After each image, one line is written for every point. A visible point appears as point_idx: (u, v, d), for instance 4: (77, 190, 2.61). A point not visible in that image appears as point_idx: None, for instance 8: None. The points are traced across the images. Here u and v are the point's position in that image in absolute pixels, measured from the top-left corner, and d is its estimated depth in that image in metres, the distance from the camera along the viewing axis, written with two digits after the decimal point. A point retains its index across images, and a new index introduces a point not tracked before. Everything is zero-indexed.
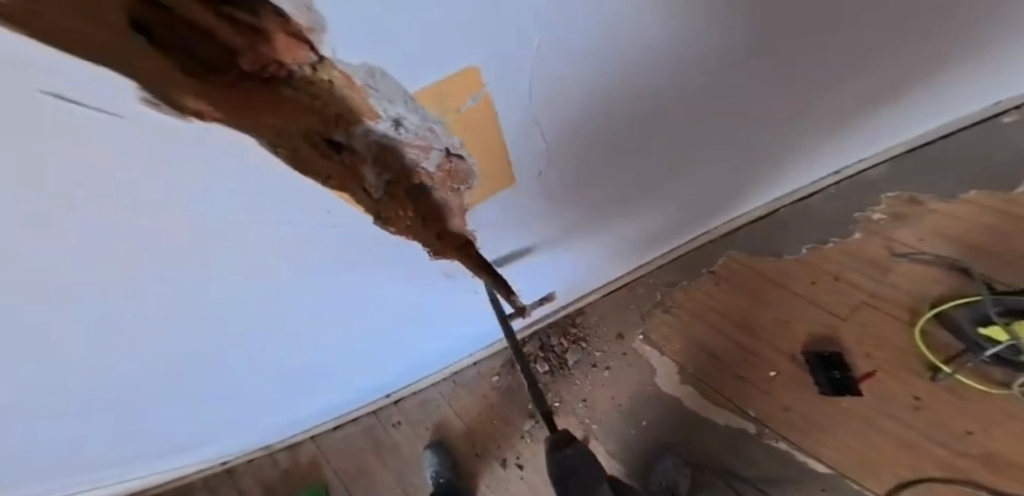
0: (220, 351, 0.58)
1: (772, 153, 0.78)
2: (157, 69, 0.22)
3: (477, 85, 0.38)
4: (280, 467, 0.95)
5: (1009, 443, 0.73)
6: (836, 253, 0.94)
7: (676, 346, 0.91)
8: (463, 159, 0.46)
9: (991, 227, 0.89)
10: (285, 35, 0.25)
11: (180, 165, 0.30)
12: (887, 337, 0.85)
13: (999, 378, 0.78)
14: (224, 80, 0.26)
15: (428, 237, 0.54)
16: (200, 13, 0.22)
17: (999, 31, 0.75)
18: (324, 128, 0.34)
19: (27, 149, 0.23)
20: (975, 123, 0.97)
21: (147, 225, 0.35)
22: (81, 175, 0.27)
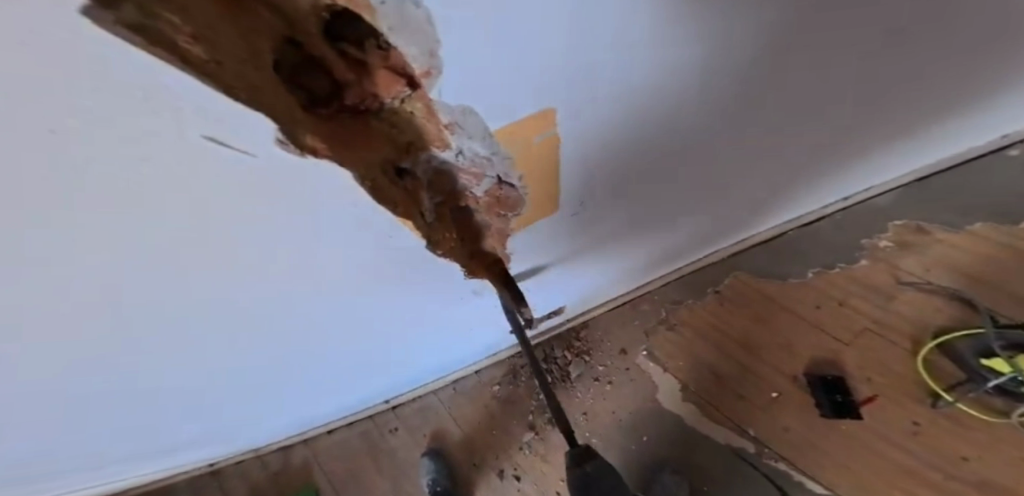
0: (226, 355, 0.56)
1: (785, 178, 0.80)
2: (282, 105, 0.25)
3: (548, 125, 0.45)
4: (269, 470, 0.93)
5: (1006, 471, 0.74)
6: (842, 278, 0.95)
7: (678, 363, 0.89)
8: (514, 188, 0.50)
9: (995, 260, 0.91)
10: (384, 71, 0.32)
11: (288, 191, 0.34)
12: (890, 363, 0.86)
13: (998, 407, 0.79)
14: (327, 112, 0.31)
15: (462, 258, 0.55)
16: (319, 46, 0.28)
17: (1010, 72, 0.78)
18: (396, 156, 0.37)
19: (182, 168, 0.28)
20: (974, 158, 1.01)
21: (243, 237, 0.39)
22: (213, 192, 0.32)
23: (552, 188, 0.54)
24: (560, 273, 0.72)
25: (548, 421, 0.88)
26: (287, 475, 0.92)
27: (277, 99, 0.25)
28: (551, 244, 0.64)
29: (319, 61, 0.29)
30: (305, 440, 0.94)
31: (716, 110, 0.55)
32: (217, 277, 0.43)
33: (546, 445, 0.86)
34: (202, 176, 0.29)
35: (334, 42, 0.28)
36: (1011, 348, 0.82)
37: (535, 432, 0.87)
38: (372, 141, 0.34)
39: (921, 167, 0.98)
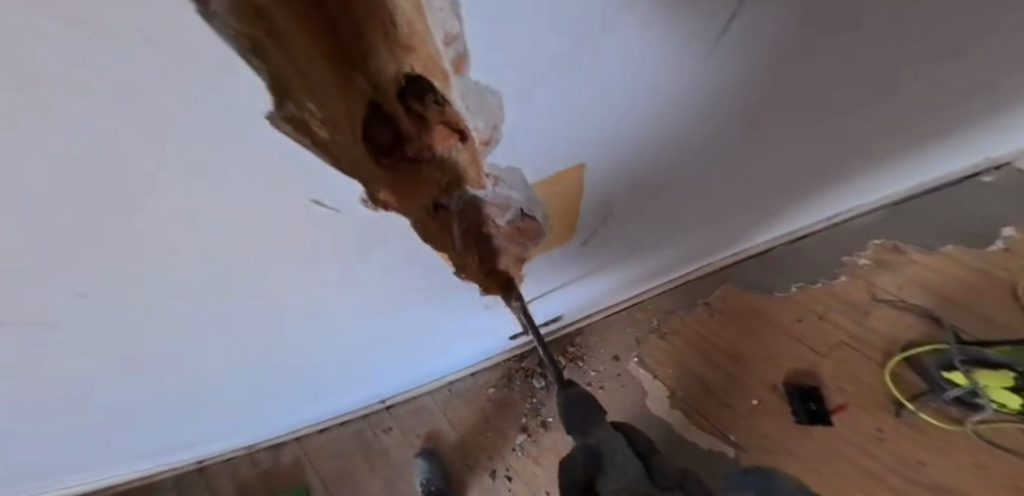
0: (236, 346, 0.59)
1: (782, 199, 0.85)
2: (366, 167, 0.33)
3: (578, 176, 0.53)
4: (259, 467, 0.92)
5: (955, 476, 0.80)
6: (823, 294, 1.00)
7: (668, 371, 0.93)
8: (534, 221, 0.58)
9: (961, 281, 0.99)
10: (441, 125, 0.38)
11: (347, 237, 0.44)
12: (862, 375, 0.92)
13: (955, 416, 0.86)
14: (390, 162, 0.37)
15: (481, 277, 0.64)
16: (394, 105, 0.34)
17: (989, 110, 0.84)
18: (438, 194, 0.45)
19: (277, 215, 0.38)
20: (944, 184, 1.09)
21: (297, 266, 0.48)
22: (293, 233, 0.41)
23: (571, 222, 0.62)
24: (569, 287, 0.82)
25: (541, 424, 0.90)
26: (277, 474, 0.92)
27: (362, 164, 0.32)
28: (564, 270, 0.75)
29: (389, 116, 0.35)
30: (297, 439, 0.94)
31: (729, 133, 0.58)
32: (235, 270, 0.45)
33: (538, 447, 0.89)
34: (290, 222, 0.39)
35: (402, 99, 0.34)
36: (969, 362, 0.89)
37: (527, 435, 0.90)
38: (424, 186, 0.41)
39: (901, 189, 1.04)
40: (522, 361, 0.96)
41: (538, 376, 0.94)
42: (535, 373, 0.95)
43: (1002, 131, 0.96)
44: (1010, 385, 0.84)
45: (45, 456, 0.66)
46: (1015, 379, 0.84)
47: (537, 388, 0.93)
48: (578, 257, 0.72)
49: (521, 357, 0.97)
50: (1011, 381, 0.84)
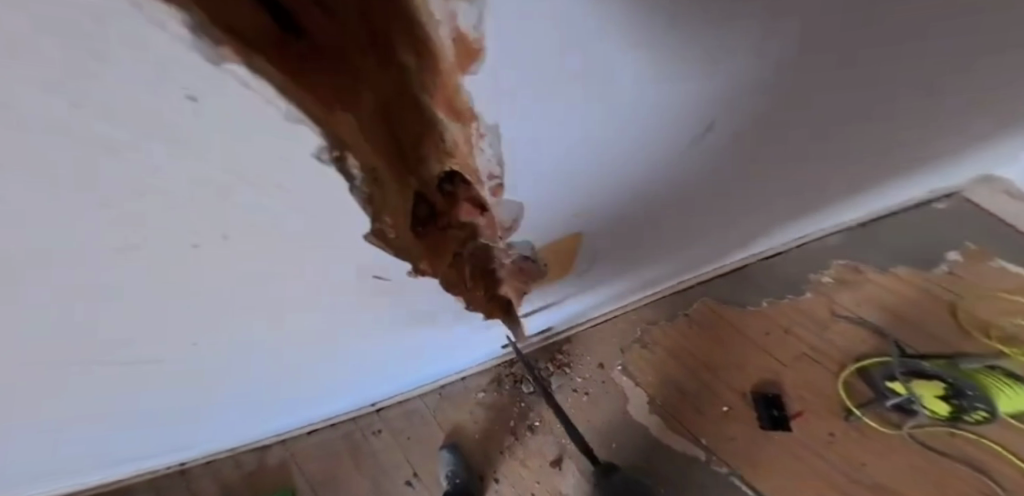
0: (251, 363, 0.62)
1: (764, 221, 0.92)
2: (409, 244, 0.50)
3: (575, 239, 0.68)
4: (243, 470, 0.92)
5: (892, 476, 0.90)
6: (790, 309, 1.09)
7: (649, 379, 1.00)
8: (537, 267, 0.71)
9: (908, 300, 1.10)
10: (466, 203, 0.53)
11: (381, 290, 0.58)
12: (819, 384, 1.01)
13: (895, 421, 0.96)
14: (426, 232, 0.53)
15: (485, 303, 0.77)
16: (434, 190, 0.49)
17: (948, 150, 0.93)
18: (459, 247, 0.60)
19: (333, 276, 0.50)
20: (898, 210, 1.20)
21: (329, 308, 0.57)
22: (337, 288, 0.53)
23: (566, 269, 0.76)
24: (561, 302, 0.90)
25: (528, 428, 0.96)
26: (261, 477, 0.92)
27: (410, 244, 0.50)
28: (559, 290, 0.85)
29: (430, 199, 0.49)
30: (285, 441, 0.96)
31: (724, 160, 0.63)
32: (273, 303, 0.52)
33: (525, 450, 0.93)
34: (340, 281, 0.52)
35: (440, 183, 0.49)
36: (907, 373, 0.99)
37: (516, 437, 0.95)
38: (447, 245, 0.57)
39: (860, 215, 1.14)
40: (512, 367, 1.03)
41: (527, 381, 1.01)
42: (523, 379, 1.02)
43: (951, 166, 1.06)
44: (940, 394, 0.95)
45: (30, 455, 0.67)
46: (945, 388, 0.95)
47: (525, 392, 1.00)
48: (574, 281, 0.83)
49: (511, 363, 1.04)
50: (941, 390, 0.95)
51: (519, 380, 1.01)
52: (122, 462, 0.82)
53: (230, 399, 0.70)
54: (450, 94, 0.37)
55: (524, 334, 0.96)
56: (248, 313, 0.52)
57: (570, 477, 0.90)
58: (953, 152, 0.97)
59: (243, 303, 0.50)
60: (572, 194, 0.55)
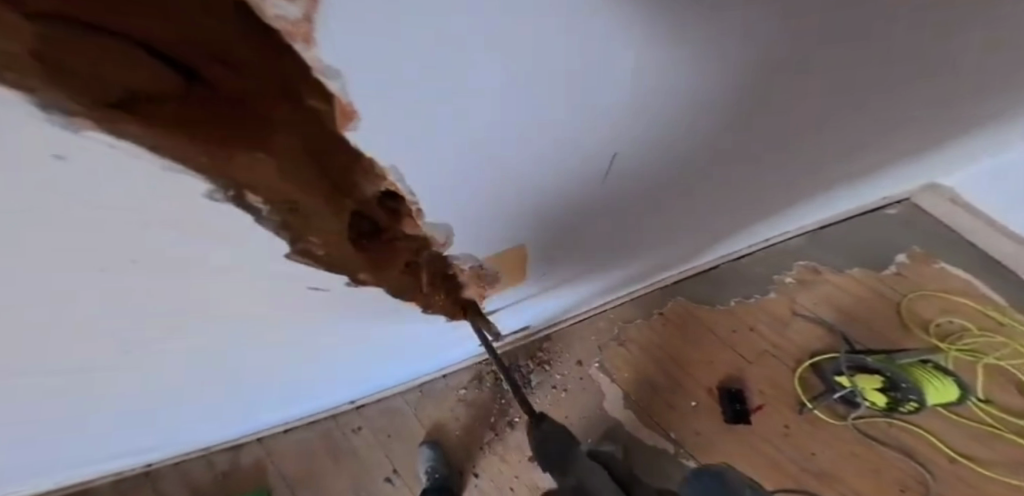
0: (242, 371, 0.69)
1: (734, 227, 0.96)
2: (345, 256, 0.50)
3: (521, 249, 0.65)
4: (216, 469, 1.02)
5: (836, 464, 0.99)
6: (756, 308, 1.15)
7: (625, 376, 1.06)
8: (494, 274, 0.69)
9: (861, 299, 1.19)
10: (410, 221, 0.48)
11: (342, 306, 0.61)
12: (778, 379, 1.08)
13: (841, 412, 1.05)
14: (369, 243, 0.51)
15: (448, 304, 0.74)
16: (372, 208, 0.44)
17: (901, 162, 0.98)
18: (407, 257, 0.56)
19: (299, 297, 0.55)
20: (860, 215, 1.27)
21: (317, 324, 0.64)
22: (314, 306, 0.59)
23: (523, 272, 0.73)
24: (533, 301, 0.88)
25: (508, 424, 1.06)
26: (239, 477, 1.02)
27: (346, 255, 0.49)
28: (528, 289, 0.81)
29: (369, 216, 0.46)
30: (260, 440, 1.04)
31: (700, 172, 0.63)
32: (258, 322, 0.58)
33: (504, 446, 1.04)
34: (303, 300, 0.56)
35: (381, 203, 0.44)
36: (852, 368, 1.09)
37: (494, 433, 1.05)
38: (393, 255, 0.55)
39: (823, 220, 1.20)
40: (491, 365, 1.09)
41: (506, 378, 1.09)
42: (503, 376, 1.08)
43: (907, 177, 1.12)
44: (878, 386, 1.06)
45: (22, 460, 0.73)
46: (882, 382, 1.06)
47: (505, 389, 1.07)
48: (541, 281, 0.81)
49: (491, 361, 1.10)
50: (879, 383, 1.06)
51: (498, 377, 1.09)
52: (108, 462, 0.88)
53: (215, 401, 0.77)
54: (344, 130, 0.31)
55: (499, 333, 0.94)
56: (244, 332, 0.58)
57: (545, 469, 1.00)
58: (913, 163, 1.02)
59: (235, 323, 0.56)
60: (564, 205, 0.56)
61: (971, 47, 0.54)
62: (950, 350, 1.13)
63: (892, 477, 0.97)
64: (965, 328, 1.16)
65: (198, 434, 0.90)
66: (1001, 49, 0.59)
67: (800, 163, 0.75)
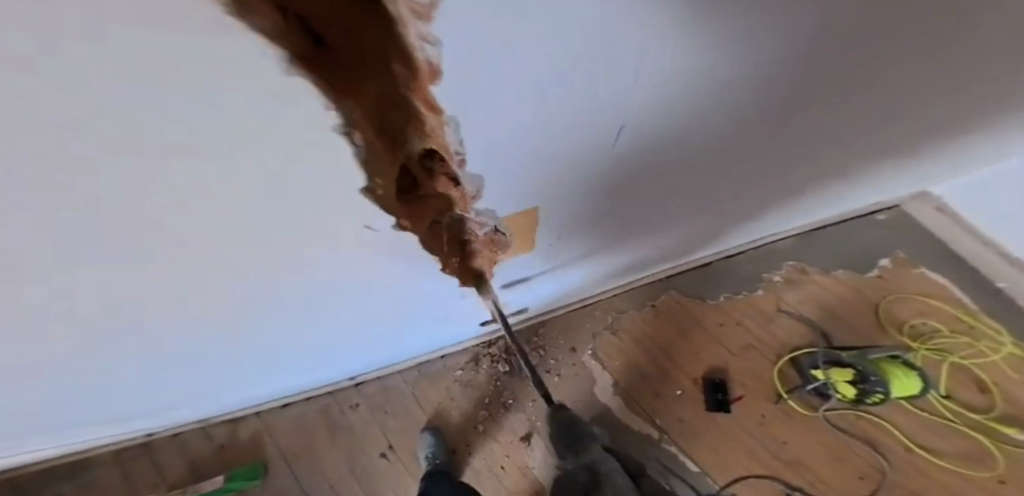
0: (274, 327, 0.81)
1: (726, 221, 1.00)
2: (391, 206, 0.52)
3: (534, 213, 0.69)
4: (215, 440, 1.15)
5: (806, 453, 1.06)
6: (744, 304, 1.20)
7: (616, 363, 1.11)
8: (506, 237, 0.73)
9: (842, 299, 1.24)
10: (444, 175, 0.53)
11: (383, 266, 0.71)
12: (759, 372, 1.13)
13: (814, 404, 1.11)
14: (409, 198, 0.53)
15: (458, 266, 0.79)
16: (415, 161, 0.48)
17: (889, 168, 1.02)
18: (438, 212, 0.60)
19: (352, 257, 0.65)
20: (846, 219, 1.33)
21: (357, 284, 0.75)
22: (360, 266, 0.69)
23: (529, 243, 0.78)
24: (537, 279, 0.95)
25: (502, 406, 1.13)
26: (235, 449, 1.14)
27: (392, 205, 0.52)
28: (535, 262, 0.87)
29: (411, 172, 0.49)
30: (257, 415, 1.17)
31: (701, 155, 0.66)
32: (309, 280, 0.69)
33: (499, 428, 1.11)
34: (356, 258, 0.66)
35: (423, 157, 0.48)
36: (828, 362, 1.14)
37: (488, 412, 1.12)
38: (427, 210, 0.58)
39: (810, 223, 1.26)
40: (490, 347, 1.18)
41: (502, 361, 1.17)
42: (499, 359, 1.17)
43: (890, 185, 1.18)
44: (849, 378, 1.12)
45: (69, 409, 0.86)
46: (853, 375, 1.12)
47: (501, 371, 1.15)
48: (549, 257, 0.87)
49: (489, 343, 1.19)
50: (850, 375, 1.12)
51: (495, 358, 1.16)
52: (140, 418, 1.01)
53: (241, 356, 0.88)
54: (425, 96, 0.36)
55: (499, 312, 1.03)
56: (290, 290, 0.70)
57: (536, 451, 1.08)
58: (900, 169, 1.05)
59: (286, 284, 0.68)
60: (577, 175, 0.60)
61: (957, 49, 0.57)
62: (920, 348, 1.20)
63: (853, 465, 1.05)
64: (936, 328, 1.23)
65: (219, 395, 1.04)
66: (994, 53, 0.61)
67: (797, 160, 0.78)
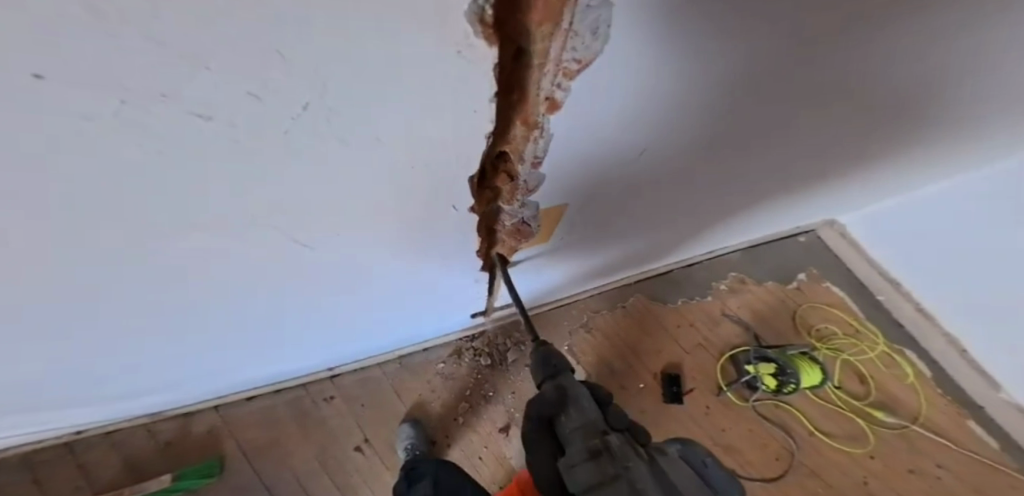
0: (260, 318, 0.84)
1: (694, 224, 1.16)
2: (470, 191, 0.70)
3: (561, 209, 0.85)
4: (161, 439, 1.14)
5: (738, 437, 1.25)
6: (696, 308, 1.37)
7: (589, 359, 1.24)
8: (531, 226, 0.86)
9: (770, 304, 1.47)
10: (506, 171, 0.69)
11: (425, 253, 0.84)
12: (705, 367, 1.31)
13: (746, 395, 1.31)
14: (480, 186, 0.70)
15: (487, 252, 0.93)
16: (492, 159, 0.65)
17: (816, 190, 1.23)
18: (492, 201, 0.76)
19: (402, 242, 0.78)
20: (777, 239, 1.58)
21: (385, 269, 0.84)
22: (396, 251, 0.79)
23: (547, 235, 0.93)
24: (532, 265, 1.03)
25: (482, 397, 1.20)
26: (188, 442, 1.14)
27: (472, 189, 0.70)
28: (535, 250, 0.97)
29: (486, 166, 0.66)
30: (216, 408, 1.18)
31: (698, 139, 0.77)
32: (343, 265, 0.76)
33: (479, 421, 1.17)
34: (409, 243, 0.78)
35: (496, 155, 0.65)
36: (758, 358, 1.33)
37: (468, 404, 1.19)
38: (486, 197, 0.74)
39: (748, 240, 1.48)
40: (473, 342, 1.25)
41: (484, 354, 1.23)
42: (483, 353, 1.23)
43: (805, 212, 1.43)
44: (771, 372, 1.32)
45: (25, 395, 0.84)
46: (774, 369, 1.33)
47: (483, 364, 1.22)
48: (555, 248, 0.99)
49: (472, 339, 1.25)
50: (772, 370, 1.33)
51: (480, 350, 1.24)
52: (93, 408, 1.00)
53: (221, 346, 0.90)
54: (532, 114, 0.57)
55: (494, 304, 1.16)
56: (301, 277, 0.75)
57: (514, 442, 1.15)
58: (820, 195, 1.28)
59: (313, 273, 0.75)
60: (598, 148, 0.70)
61: (888, 63, 0.70)
62: (822, 348, 1.46)
63: (772, 449, 1.26)
64: (834, 332, 1.50)
65: (190, 384, 1.03)
66: (919, 71, 0.75)
67: (763, 159, 0.92)
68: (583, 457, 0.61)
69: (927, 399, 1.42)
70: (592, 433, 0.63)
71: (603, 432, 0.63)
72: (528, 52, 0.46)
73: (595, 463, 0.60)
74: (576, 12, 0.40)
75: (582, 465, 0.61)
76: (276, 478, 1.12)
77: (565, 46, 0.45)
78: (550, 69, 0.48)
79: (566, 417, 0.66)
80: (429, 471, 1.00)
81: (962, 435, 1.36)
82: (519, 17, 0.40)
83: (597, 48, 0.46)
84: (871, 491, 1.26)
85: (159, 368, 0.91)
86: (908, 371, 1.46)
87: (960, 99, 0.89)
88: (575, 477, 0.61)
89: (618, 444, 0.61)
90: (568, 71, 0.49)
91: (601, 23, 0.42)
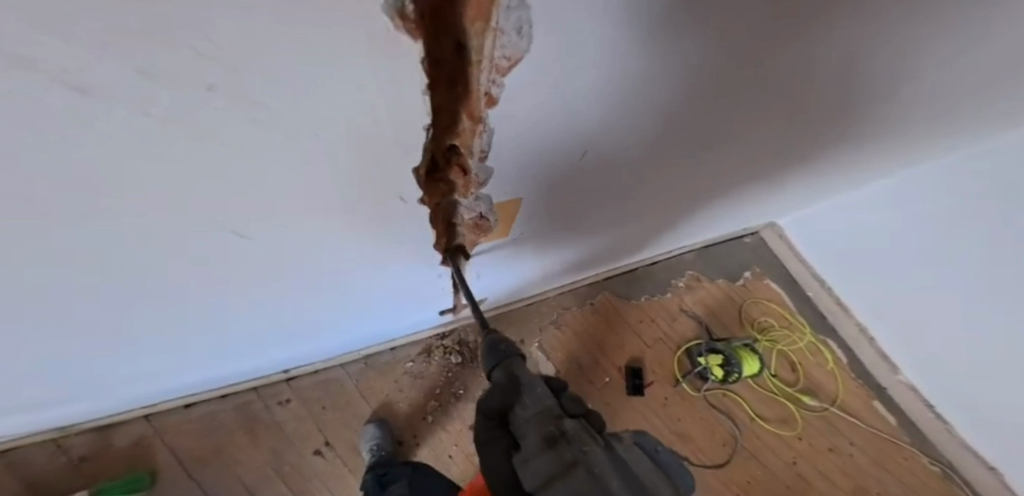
0: (204, 315, 0.76)
1: (663, 219, 1.18)
2: (419, 186, 0.60)
3: (513, 203, 0.76)
4: (76, 453, 1.01)
5: (688, 423, 1.40)
6: (656, 305, 1.51)
7: (560, 356, 1.38)
8: (488, 220, 0.77)
9: (719, 299, 1.59)
10: (455, 163, 0.59)
11: (401, 252, 0.80)
12: (662, 360, 1.45)
13: (698, 386, 1.44)
14: (430, 177, 0.61)
15: (445, 246, 0.85)
16: (436, 150, 0.55)
17: (770, 196, 1.32)
18: (445, 193, 0.66)
19: (378, 244, 0.74)
20: (728, 240, 1.71)
21: (354, 266, 0.78)
22: (366, 253, 0.75)
23: (506, 228, 0.85)
24: (507, 259, 1.02)
25: (452, 396, 1.19)
26: (113, 455, 1.02)
27: (423, 185, 0.60)
28: (508, 247, 0.95)
29: (434, 158, 0.57)
30: (146, 417, 1.05)
31: (685, 146, 0.77)
32: (310, 262, 0.71)
33: (449, 419, 1.17)
34: (386, 243, 0.75)
35: (443, 147, 0.55)
36: (709, 350, 1.46)
37: (438, 403, 1.17)
38: (439, 190, 0.65)
39: (703, 241, 1.60)
40: (444, 339, 1.23)
41: (455, 352, 1.22)
42: (453, 350, 1.22)
43: (755, 216, 1.55)
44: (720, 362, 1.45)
45: None
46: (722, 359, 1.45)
47: (453, 362, 1.21)
48: (517, 241, 0.94)
49: (443, 336, 1.23)
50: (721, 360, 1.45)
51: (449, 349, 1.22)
52: None
53: (147, 348, 0.80)
54: (475, 109, 0.45)
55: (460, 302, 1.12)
56: (256, 273, 0.69)
57: None
58: (772, 200, 1.39)
59: (270, 271, 0.69)
60: (594, 159, 0.69)
61: (876, 83, 0.71)
62: (762, 340, 1.59)
63: (721, 435, 1.40)
64: (772, 324, 1.64)
65: (109, 392, 0.91)
66: (890, 96, 0.77)
67: (739, 161, 0.93)
68: (540, 447, 0.60)
69: (843, 384, 1.59)
70: (548, 421, 0.62)
71: (557, 418, 0.62)
72: (467, 49, 0.37)
73: (553, 452, 0.58)
74: (499, 13, 0.30)
75: (538, 457, 0.59)
76: (221, 489, 1.03)
77: (494, 45, 0.34)
78: (484, 68, 0.38)
79: (519, 406, 0.65)
80: (405, 474, 1.04)
81: (869, 414, 1.55)
82: (451, 7, 0.32)
83: (526, 44, 0.35)
84: (799, 470, 1.41)
85: (72, 376, 0.80)
86: (828, 358, 1.63)
87: (923, 117, 0.94)
88: (532, 468, 0.59)
89: (574, 429, 0.60)
90: (501, 68, 0.38)
91: (526, 21, 0.32)
